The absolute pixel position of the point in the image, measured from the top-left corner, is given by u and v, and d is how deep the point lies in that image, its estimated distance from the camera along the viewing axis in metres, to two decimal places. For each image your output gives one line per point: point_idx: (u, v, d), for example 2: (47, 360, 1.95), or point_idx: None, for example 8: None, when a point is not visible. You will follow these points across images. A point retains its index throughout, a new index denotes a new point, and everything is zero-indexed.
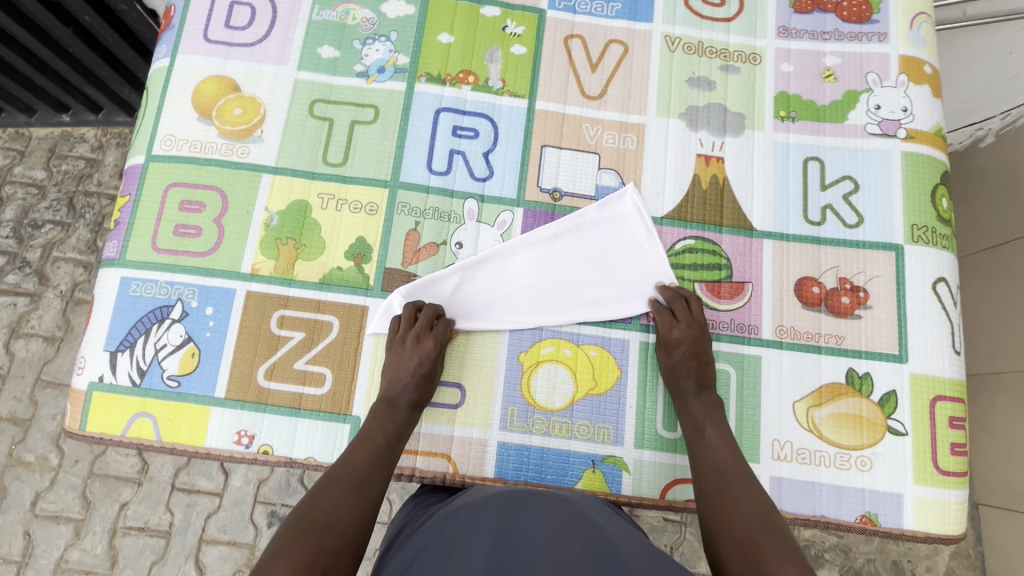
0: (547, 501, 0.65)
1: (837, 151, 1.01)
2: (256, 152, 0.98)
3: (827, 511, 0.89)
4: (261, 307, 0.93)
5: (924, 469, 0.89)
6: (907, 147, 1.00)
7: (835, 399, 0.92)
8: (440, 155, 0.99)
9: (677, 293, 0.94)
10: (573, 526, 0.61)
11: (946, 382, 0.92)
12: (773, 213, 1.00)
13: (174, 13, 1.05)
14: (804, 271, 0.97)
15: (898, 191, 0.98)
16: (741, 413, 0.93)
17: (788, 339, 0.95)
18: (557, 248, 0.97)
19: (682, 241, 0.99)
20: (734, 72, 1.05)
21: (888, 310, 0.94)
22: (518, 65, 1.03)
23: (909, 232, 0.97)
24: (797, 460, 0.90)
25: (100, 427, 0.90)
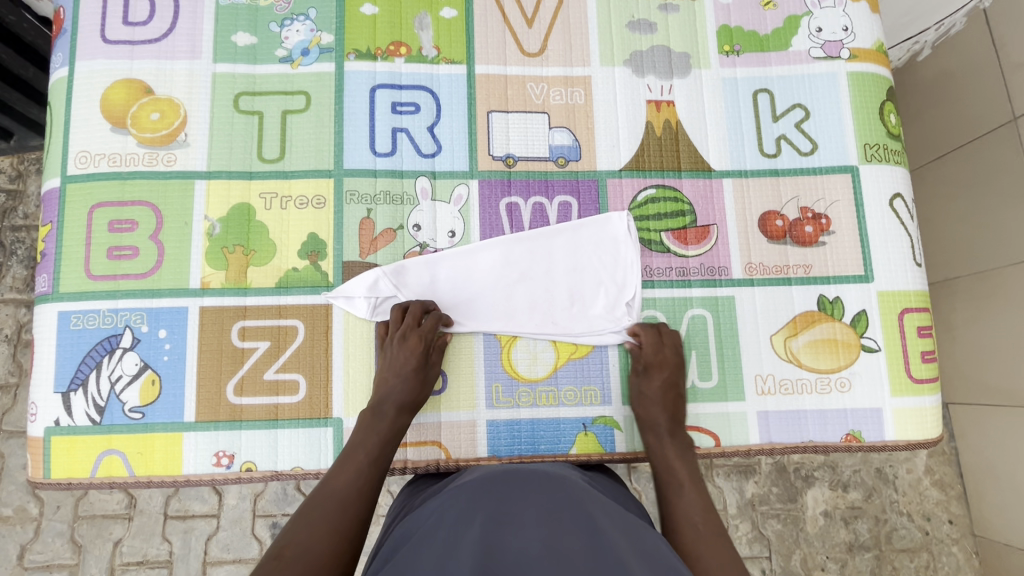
0: (542, 486, 0.64)
1: (785, 79, 1.00)
2: (183, 157, 0.91)
3: (813, 436, 0.91)
4: (218, 321, 0.88)
5: (899, 380, 0.92)
6: (851, 67, 1.00)
7: (809, 326, 0.94)
8: (383, 135, 0.94)
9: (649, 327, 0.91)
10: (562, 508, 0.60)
11: (911, 294, 0.94)
12: (729, 151, 0.99)
13: (64, 15, 0.95)
14: (766, 205, 0.97)
15: (848, 112, 0.98)
16: (721, 354, 0.93)
17: (758, 275, 0.95)
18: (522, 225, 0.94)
19: (644, 192, 0.97)
20: (674, 11, 1.02)
21: (850, 232, 0.96)
22: (451, 30, 0.98)
23: (862, 152, 0.97)
24: (780, 391, 0.92)
25: (66, 472, 0.85)
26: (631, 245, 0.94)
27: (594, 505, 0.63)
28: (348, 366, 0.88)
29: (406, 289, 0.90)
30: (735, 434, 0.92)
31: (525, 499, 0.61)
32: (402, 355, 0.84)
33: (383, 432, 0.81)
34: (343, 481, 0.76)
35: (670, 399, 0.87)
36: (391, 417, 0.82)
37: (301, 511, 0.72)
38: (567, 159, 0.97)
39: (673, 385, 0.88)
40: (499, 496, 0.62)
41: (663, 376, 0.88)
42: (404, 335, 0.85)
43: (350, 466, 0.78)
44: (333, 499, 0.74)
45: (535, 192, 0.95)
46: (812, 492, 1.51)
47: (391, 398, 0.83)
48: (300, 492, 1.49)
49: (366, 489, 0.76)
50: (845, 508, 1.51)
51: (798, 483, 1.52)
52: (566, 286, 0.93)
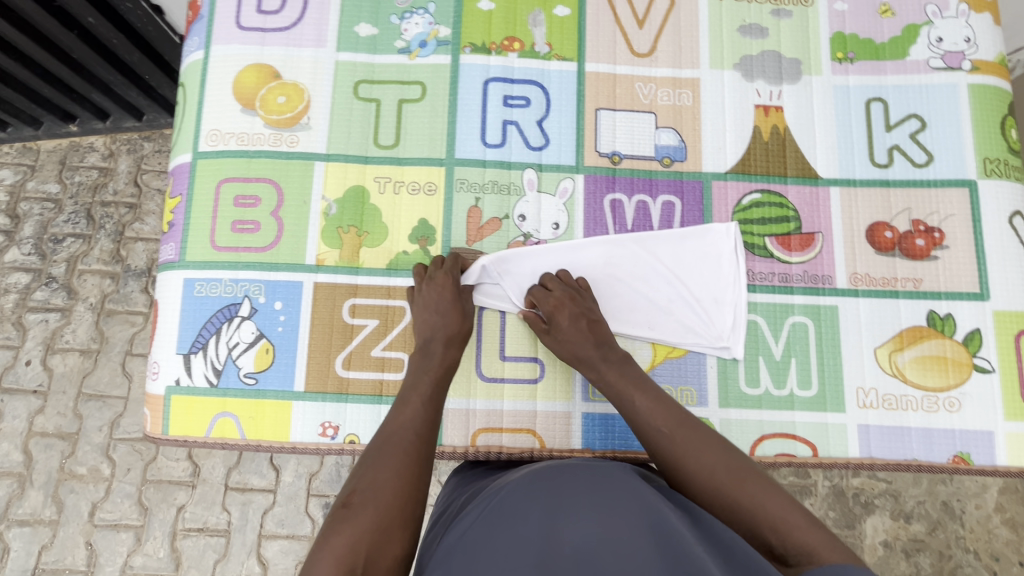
0: (598, 476, 0.62)
1: (900, 89, 0.98)
2: (305, 140, 0.96)
3: (917, 454, 0.89)
4: (331, 297, 0.91)
5: (1013, 404, 0.88)
6: (973, 78, 0.97)
7: (917, 342, 0.91)
8: (494, 127, 0.96)
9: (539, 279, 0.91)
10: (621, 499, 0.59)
11: None
12: (838, 159, 0.97)
13: (201, 2, 1.02)
14: (874, 216, 0.95)
15: (967, 124, 0.96)
16: (822, 364, 0.92)
17: (864, 286, 0.94)
18: (625, 226, 0.95)
19: (749, 195, 0.96)
20: (785, 16, 1.01)
21: (966, 248, 0.93)
22: (563, 27, 1.00)
23: (982, 166, 0.94)
24: (883, 406, 0.90)
25: (182, 430, 0.89)
26: (733, 265, 0.93)
27: (654, 499, 0.61)
28: None
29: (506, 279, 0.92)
30: (834, 446, 0.90)
31: (583, 491, 0.60)
32: (434, 292, 0.87)
33: (438, 371, 0.83)
34: (404, 420, 0.77)
35: (587, 326, 0.86)
36: (440, 352, 0.85)
37: (367, 454, 0.73)
38: (673, 159, 0.97)
39: (582, 309, 0.87)
40: (553, 484, 0.61)
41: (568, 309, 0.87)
42: (430, 276, 0.89)
43: (407, 410, 0.78)
44: (395, 439, 0.74)
45: (639, 190, 0.96)
46: (871, 520, 1.46)
47: (437, 334, 0.86)
48: None
49: (425, 429, 0.77)
50: (907, 539, 1.45)
51: (857, 510, 1.47)
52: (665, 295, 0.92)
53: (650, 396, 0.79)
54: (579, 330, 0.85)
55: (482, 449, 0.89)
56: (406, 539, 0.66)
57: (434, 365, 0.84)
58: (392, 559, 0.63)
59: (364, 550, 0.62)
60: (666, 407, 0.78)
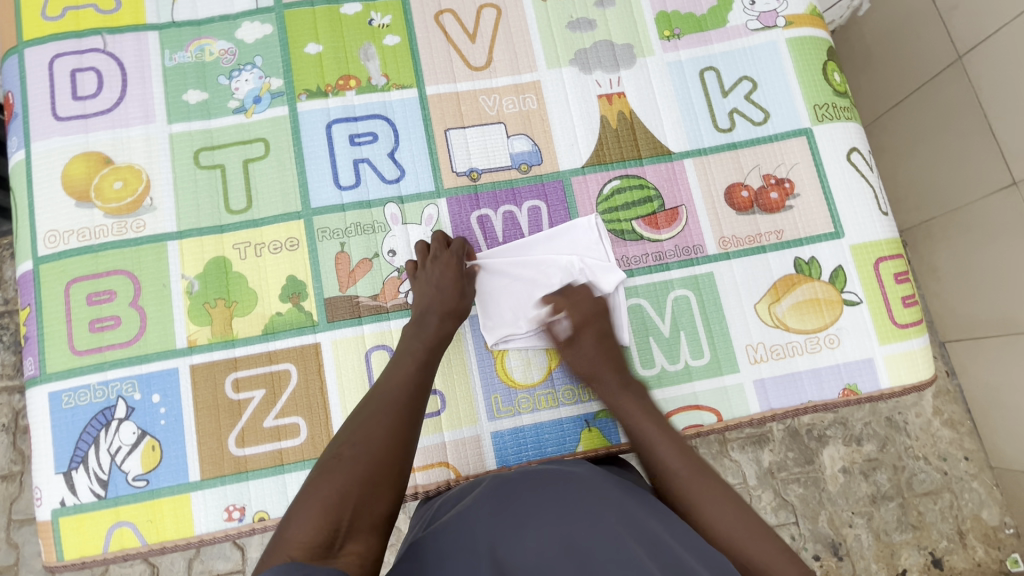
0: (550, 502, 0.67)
1: (728, 55, 1.02)
2: (152, 221, 0.92)
3: (811, 395, 0.93)
4: (210, 376, 0.88)
5: (885, 327, 0.94)
6: (790, 33, 1.02)
7: (791, 290, 0.95)
8: (345, 168, 0.95)
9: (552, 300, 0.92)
10: (574, 523, 0.63)
11: (883, 243, 0.96)
12: (685, 131, 1.01)
13: (14, 99, 0.96)
14: (729, 178, 0.99)
15: (792, 77, 1.01)
16: (710, 330, 0.94)
17: (733, 247, 0.97)
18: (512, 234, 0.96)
19: (608, 184, 0.98)
20: (609, 5, 1.04)
21: (815, 192, 0.98)
22: (396, 56, 0.99)
23: (813, 114, 1.00)
24: (773, 357, 0.94)
25: (78, 551, 0.84)
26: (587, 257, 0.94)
27: (603, 497, 0.68)
28: (345, 400, 0.88)
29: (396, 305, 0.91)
30: (736, 406, 0.93)
31: (536, 520, 0.64)
32: (437, 270, 0.88)
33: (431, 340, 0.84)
34: (395, 382, 0.78)
35: (608, 355, 0.89)
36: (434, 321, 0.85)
37: (356, 413, 0.75)
38: (529, 164, 0.98)
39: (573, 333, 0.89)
40: (512, 503, 0.68)
41: (593, 335, 0.89)
42: (435, 255, 0.89)
43: (399, 373, 0.80)
44: (374, 404, 0.75)
45: (503, 201, 0.97)
46: (827, 451, 1.52)
47: (434, 308, 0.86)
48: None
49: (416, 390, 0.79)
50: (862, 461, 1.52)
51: (812, 445, 1.53)
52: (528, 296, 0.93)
53: (656, 424, 0.82)
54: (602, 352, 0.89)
55: None
56: (389, 497, 0.68)
57: (426, 337, 0.84)
58: (376, 516, 0.66)
59: (347, 504, 0.64)
60: (680, 440, 0.80)
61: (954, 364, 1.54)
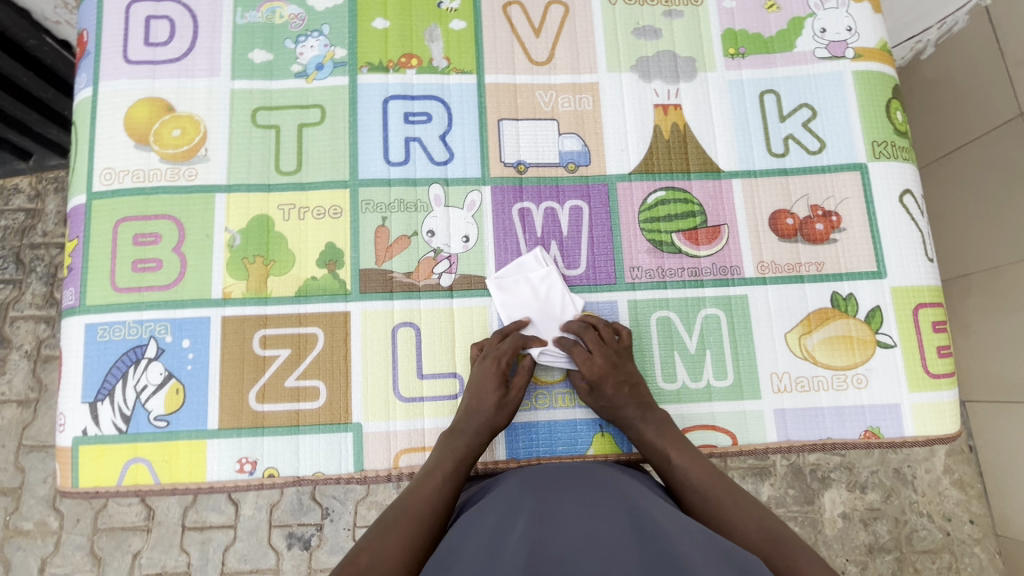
0: (568, 491, 0.66)
1: (791, 80, 1.01)
2: (204, 171, 0.94)
3: (831, 432, 0.91)
4: (240, 330, 0.90)
5: (916, 375, 0.92)
6: (857, 66, 1.01)
7: (824, 323, 0.94)
8: (396, 145, 0.96)
9: (584, 327, 0.90)
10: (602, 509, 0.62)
11: (925, 290, 0.95)
12: (736, 150, 1.00)
13: (88, 37, 0.98)
14: (776, 204, 0.98)
15: (854, 110, 1.00)
16: (736, 353, 0.93)
17: (770, 273, 0.96)
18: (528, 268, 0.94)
19: (654, 194, 0.98)
20: (677, 17, 1.04)
21: (861, 229, 0.96)
22: (460, 41, 1.00)
23: (870, 150, 0.98)
24: (797, 389, 0.92)
25: (92, 480, 0.86)
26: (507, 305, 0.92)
27: (636, 496, 0.67)
28: (367, 372, 0.89)
29: (427, 285, 0.92)
30: (752, 433, 0.92)
31: (562, 502, 0.64)
32: (485, 375, 0.85)
33: (491, 421, 0.85)
34: (426, 491, 0.76)
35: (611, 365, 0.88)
36: (492, 409, 0.85)
37: (381, 518, 0.71)
38: (577, 164, 0.98)
39: (626, 379, 0.87)
40: (544, 496, 0.65)
41: (613, 379, 0.86)
42: (486, 353, 0.88)
43: (430, 481, 0.77)
44: (405, 510, 0.72)
45: (546, 197, 0.97)
46: (829, 494, 1.50)
47: (472, 419, 0.84)
48: (316, 501, 1.44)
49: (446, 504, 0.75)
50: (864, 509, 1.49)
51: (815, 485, 1.50)
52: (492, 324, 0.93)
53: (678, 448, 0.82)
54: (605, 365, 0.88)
55: (405, 470, 0.87)
56: None
57: (457, 449, 0.82)
58: None
59: None
60: (701, 461, 0.80)
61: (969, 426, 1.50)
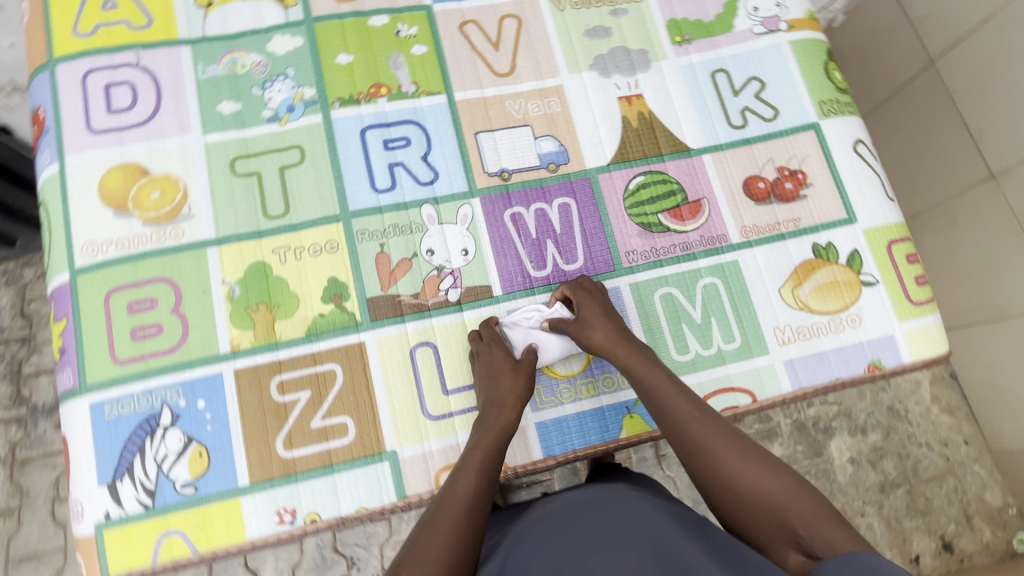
0: (599, 512, 0.68)
1: (736, 57, 1.09)
2: (191, 229, 0.93)
3: (839, 372, 0.97)
4: (255, 380, 0.88)
5: (902, 305, 0.99)
6: (791, 35, 1.10)
7: (811, 274, 1.00)
8: (381, 172, 0.98)
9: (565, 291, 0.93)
10: (629, 538, 0.64)
11: (892, 227, 1.03)
12: (701, 128, 1.06)
13: (45, 114, 0.96)
14: (746, 172, 1.04)
15: (798, 76, 1.08)
16: (739, 316, 0.98)
17: (754, 236, 1.02)
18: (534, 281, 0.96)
19: (634, 180, 1.03)
20: (623, 14, 1.10)
21: (826, 181, 1.04)
22: (424, 64, 1.03)
23: (819, 109, 1.07)
24: (799, 338, 0.98)
25: (124, 564, 0.82)
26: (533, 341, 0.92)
27: (649, 505, 0.69)
28: (392, 398, 0.89)
29: (435, 302, 0.94)
30: (768, 387, 0.96)
31: (591, 532, 0.65)
32: (485, 355, 0.88)
33: (513, 401, 0.85)
34: (467, 475, 0.76)
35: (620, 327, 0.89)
36: (513, 390, 0.85)
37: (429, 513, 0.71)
38: (557, 163, 1.02)
39: (608, 309, 0.91)
40: (558, 529, 0.67)
41: (597, 305, 0.91)
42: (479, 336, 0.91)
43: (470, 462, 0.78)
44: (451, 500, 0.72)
45: (534, 199, 1.00)
46: (835, 443, 1.56)
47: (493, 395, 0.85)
48: (339, 553, 1.38)
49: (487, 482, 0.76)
50: (869, 451, 1.56)
51: (820, 437, 1.56)
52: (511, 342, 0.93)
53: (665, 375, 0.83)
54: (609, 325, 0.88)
55: None
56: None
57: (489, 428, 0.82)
58: None
59: None
60: (685, 389, 0.82)
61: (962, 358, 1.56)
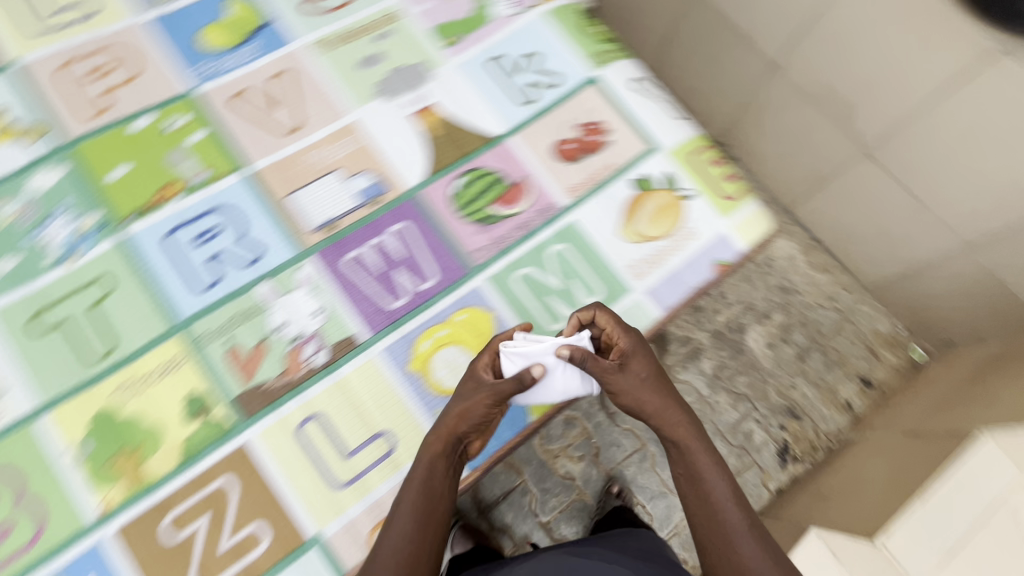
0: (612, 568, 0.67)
1: (505, 42, 1.15)
2: (7, 408, 0.83)
3: (693, 282, 1.05)
4: (141, 533, 0.80)
5: (722, 205, 1.09)
6: (546, 7, 1.18)
7: (640, 207, 1.08)
8: (200, 270, 0.93)
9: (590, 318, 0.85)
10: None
11: (690, 142, 1.13)
12: (498, 115, 1.11)
13: None
14: (552, 139, 1.10)
15: (563, 42, 1.16)
16: (594, 268, 1.04)
17: (580, 192, 1.08)
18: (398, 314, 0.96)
19: (455, 183, 1.05)
20: (388, 37, 1.13)
21: (622, 123, 1.12)
22: (207, 148, 0.99)
23: (592, 63, 1.15)
24: (651, 266, 1.05)
25: None
26: (537, 356, 0.81)
27: (613, 573, 0.64)
28: (297, 484, 0.85)
29: (306, 373, 0.91)
30: (642, 319, 1.03)
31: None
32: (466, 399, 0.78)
33: (448, 432, 0.77)
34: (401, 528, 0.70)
35: (665, 381, 0.80)
36: (455, 416, 0.78)
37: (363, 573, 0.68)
38: (378, 195, 1.02)
39: (653, 367, 0.80)
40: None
41: (646, 357, 0.80)
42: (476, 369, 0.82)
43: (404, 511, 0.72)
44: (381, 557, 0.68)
45: (368, 237, 1.00)
46: None
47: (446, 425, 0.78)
48: None
49: (428, 525, 0.71)
50: None
51: None
52: (507, 359, 0.82)
53: (659, 391, 0.79)
54: (650, 384, 0.78)
55: None
56: None
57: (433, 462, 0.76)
58: None
59: None
60: (677, 398, 0.79)
61: (830, 245, 1.30)
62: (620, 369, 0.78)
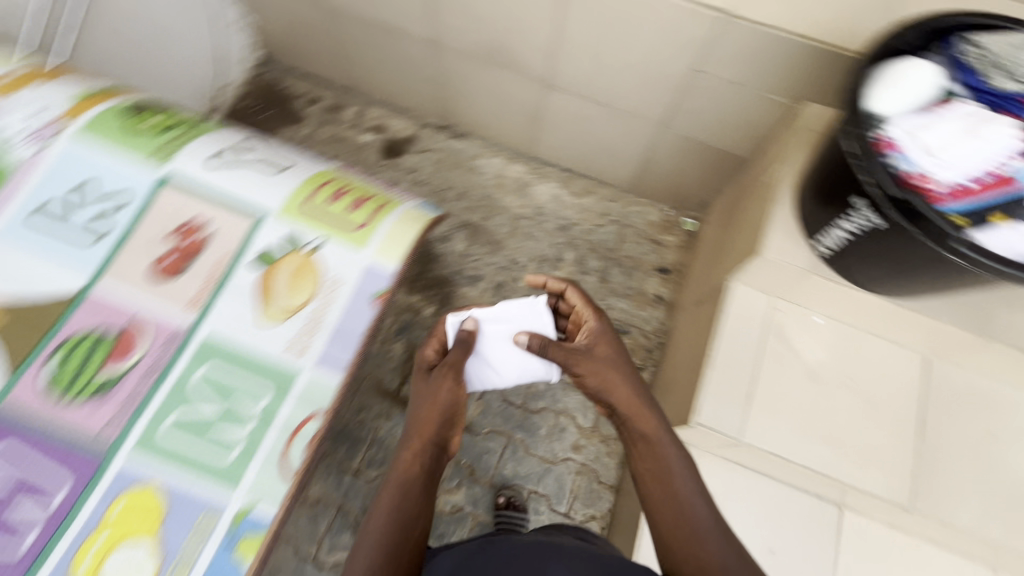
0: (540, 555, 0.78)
1: (42, 186, 0.97)
2: None
3: (361, 327, 1.00)
4: None
5: (356, 237, 1.05)
6: (74, 126, 1.01)
7: (273, 282, 0.99)
8: None
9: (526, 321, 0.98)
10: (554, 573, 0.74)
11: (298, 191, 1.07)
12: (71, 270, 0.94)
13: None
14: (145, 263, 0.97)
15: (109, 153, 1.01)
16: (251, 370, 0.94)
17: (202, 300, 0.97)
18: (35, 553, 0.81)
19: (46, 369, 0.88)
20: None
21: (217, 208, 1.02)
22: None
23: (155, 163, 1.02)
24: (311, 335, 0.98)
25: None
26: (479, 317, 1.04)
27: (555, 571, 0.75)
28: None
29: None
30: (325, 392, 0.96)
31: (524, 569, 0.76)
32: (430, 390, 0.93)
33: (419, 441, 0.86)
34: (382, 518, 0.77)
35: (627, 373, 0.93)
36: (428, 402, 0.91)
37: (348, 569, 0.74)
38: None
39: (619, 355, 0.95)
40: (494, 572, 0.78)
41: (607, 342, 0.96)
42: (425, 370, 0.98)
43: (385, 498, 0.79)
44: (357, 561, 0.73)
45: None
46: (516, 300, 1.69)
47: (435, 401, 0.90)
48: None
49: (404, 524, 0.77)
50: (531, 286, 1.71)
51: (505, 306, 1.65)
52: (444, 328, 1.03)
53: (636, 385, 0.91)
54: (614, 367, 0.92)
55: None
56: None
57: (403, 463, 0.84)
58: None
59: None
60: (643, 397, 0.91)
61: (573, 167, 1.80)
62: (580, 352, 0.94)
